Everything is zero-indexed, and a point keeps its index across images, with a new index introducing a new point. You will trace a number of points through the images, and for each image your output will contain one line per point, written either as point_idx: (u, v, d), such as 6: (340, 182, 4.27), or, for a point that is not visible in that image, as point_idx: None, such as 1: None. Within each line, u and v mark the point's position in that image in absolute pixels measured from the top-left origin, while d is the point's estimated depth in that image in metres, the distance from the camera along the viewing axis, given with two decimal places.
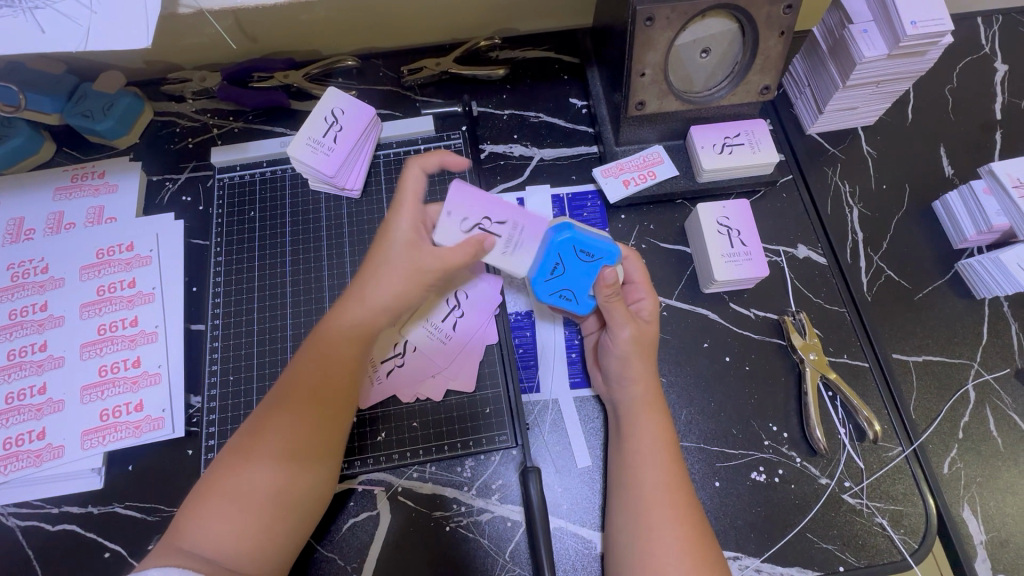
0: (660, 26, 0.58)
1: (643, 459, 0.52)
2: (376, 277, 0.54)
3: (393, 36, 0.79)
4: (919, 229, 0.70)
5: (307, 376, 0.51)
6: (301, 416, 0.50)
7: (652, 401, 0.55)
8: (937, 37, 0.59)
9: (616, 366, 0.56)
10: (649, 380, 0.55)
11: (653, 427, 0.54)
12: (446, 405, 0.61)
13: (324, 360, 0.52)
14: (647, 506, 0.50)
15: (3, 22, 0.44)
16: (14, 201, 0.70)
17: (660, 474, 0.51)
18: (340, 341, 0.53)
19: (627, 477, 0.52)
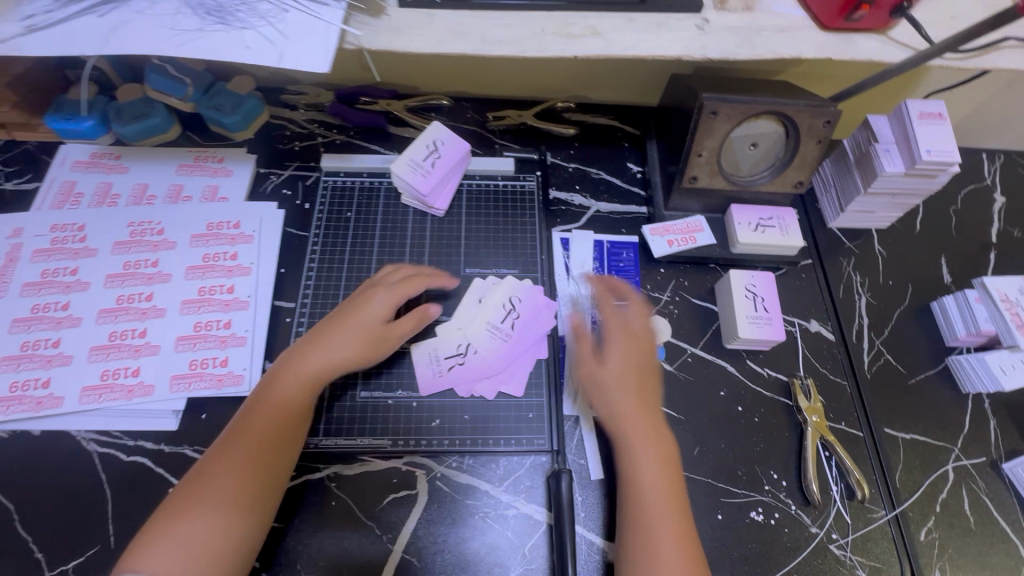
0: (722, 118, 0.70)
1: (644, 484, 0.58)
2: (334, 346, 0.63)
3: (485, 86, 0.92)
4: (917, 324, 0.80)
5: (249, 437, 0.57)
6: (257, 447, 0.57)
7: (649, 426, 0.61)
8: (946, 165, 0.70)
9: (603, 382, 0.63)
10: (639, 405, 0.62)
11: (648, 452, 0.60)
12: (496, 405, 0.69)
13: (268, 417, 0.59)
14: (648, 526, 0.56)
15: (217, 35, 0.56)
16: (143, 170, 0.81)
17: (659, 497, 0.58)
18: (290, 391, 0.60)
19: (630, 502, 0.58)
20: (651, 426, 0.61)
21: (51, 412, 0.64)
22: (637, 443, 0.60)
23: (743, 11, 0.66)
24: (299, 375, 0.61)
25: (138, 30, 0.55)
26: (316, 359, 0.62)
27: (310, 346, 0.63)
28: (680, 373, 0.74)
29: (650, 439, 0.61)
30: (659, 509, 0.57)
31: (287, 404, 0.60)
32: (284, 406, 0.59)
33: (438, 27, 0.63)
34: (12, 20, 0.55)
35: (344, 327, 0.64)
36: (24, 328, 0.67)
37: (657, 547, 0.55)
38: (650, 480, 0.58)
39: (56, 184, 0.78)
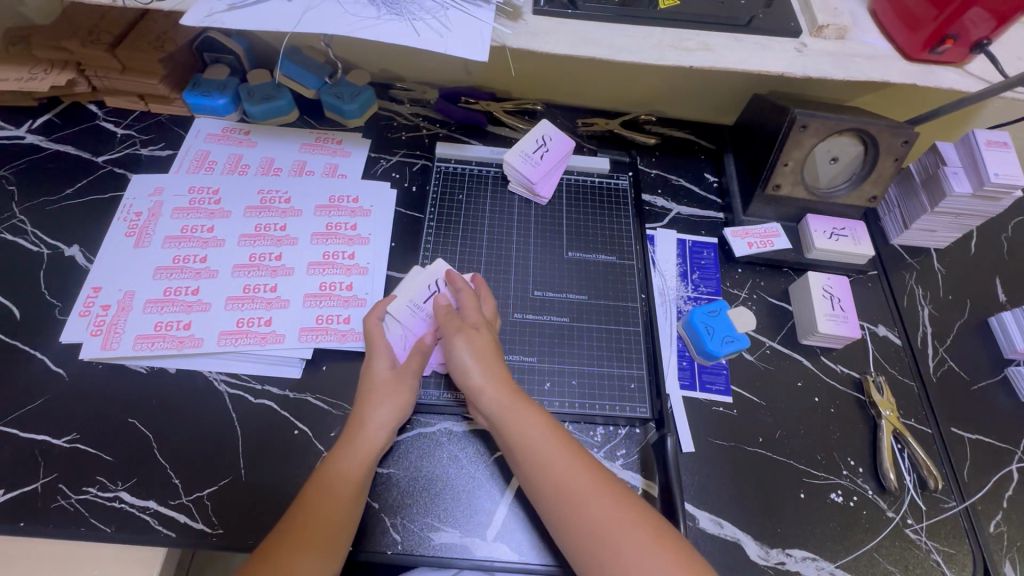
0: (810, 131, 0.77)
1: (537, 446, 0.59)
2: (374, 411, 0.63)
3: (575, 95, 1.00)
4: (976, 336, 0.85)
5: (317, 509, 0.57)
6: (328, 514, 0.57)
7: (502, 386, 0.63)
8: (1012, 188, 0.77)
9: (496, 397, 0.62)
10: (486, 367, 0.64)
11: (523, 411, 0.62)
12: (601, 373, 0.73)
13: (332, 490, 0.58)
14: (560, 480, 0.57)
15: (391, 23, 0.63)
16: (270, 145, 0.88)
17: (553, 449, 0.59)
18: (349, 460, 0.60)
19: (534, 469, 0.59)
20: (512, 385, 0.64)
21: (191, 351, 0.69)
22: (514, 410, 0.62)
23: (836, 39, 0.75)
24: (360, 442, 0.62)
25: (325, 14, 0.63)
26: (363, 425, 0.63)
27: (362, 411, 0.64)
28: (759, 363, 0.79)
29: (517, 401, 0.63)
30: (560, 464, 0.58)
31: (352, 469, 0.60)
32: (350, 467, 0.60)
33: (569, 33, 0.71)
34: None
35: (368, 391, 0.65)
36: (167, 275, 0.73)
37: (578, 493, 0.56)
38: (543, 439, 0.60)
39: (192, 152, 0.86)
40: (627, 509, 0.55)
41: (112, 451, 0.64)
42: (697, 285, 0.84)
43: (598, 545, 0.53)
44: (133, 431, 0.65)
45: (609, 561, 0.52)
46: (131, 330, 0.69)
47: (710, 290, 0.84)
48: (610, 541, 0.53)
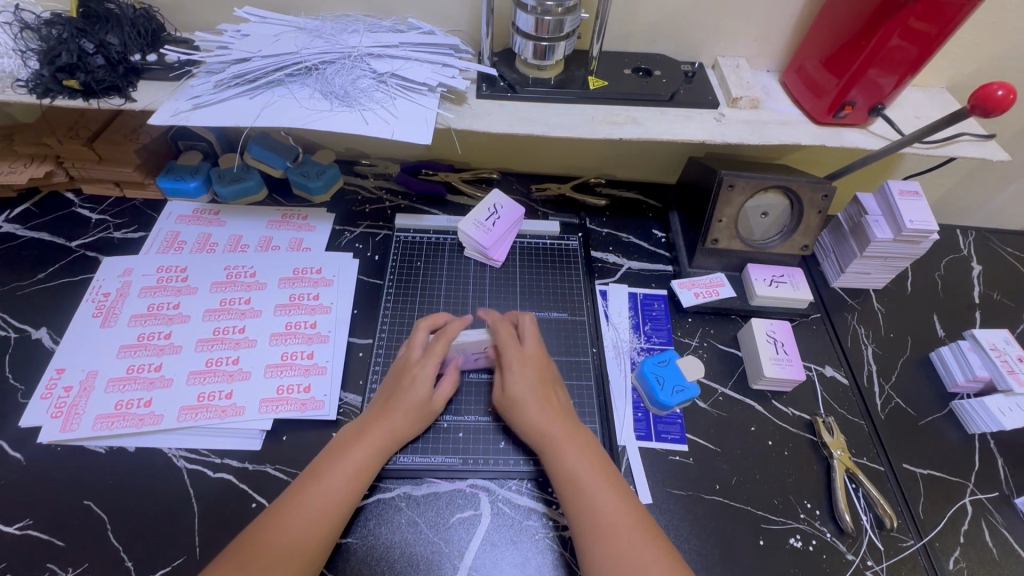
0: (737, 190, 0.84)
1: (583, 477, 0.64)
2: (345, 458, 0.65)
3: (528, 163, 1.08)
4: (920, 372, 0.89)
5: (294, 518, 0.59)
6: (300, 528, 0.59)
7: (555, 422, 0.69)
8: (927, 233, 0.84)
9: (546, 421, 0.68)
10: (539, 398, 0.70)
11: (573, 441, 0.67)
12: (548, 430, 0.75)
13: (310, 509, 0.60)
14: (595, 507, 0.61)
15: (343, 114, 0.70)
16: (239, 223, 0.93)
17: (595, 479, 0.64)
18: (333, 482, 0.63)
19: (573, 494, 0.63)
20: (565, 421, 0.69)
21: (151, 428, 0.70)
22: (562, 442, 0.67)
23: (751, 109, 0.83)
24: (321, 490, 0.62)
25: (282, 109, 0.70)
26: (324, 474, 0.63)
27: (331, 456, 0.65)
28: (713, 410, 0.81)
29: (569, 435, 0.68)
30: (601, 494, 0.62)
31: (312, 513, 0.60)
32: (310, 511, 0.60)
33: (509, 113, 0.79)
34: (182, 100, 0.70)
35: (397, 404, 0.69)
36: (131, 353, 0.75)
37: (613, 526, 0.60)
38: (587, 470, 0.64)
39: (162, 233, 0.90)
40: (656, 549, 0.58)
41: (65, 535, 0.64)
42: (649, 336, 0.87)
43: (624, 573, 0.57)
44: (89, 513, 0.65)
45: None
46: (92, 410, 0.71)
47: (662, 340, 0.87)
48: (633, 574, 0.56)
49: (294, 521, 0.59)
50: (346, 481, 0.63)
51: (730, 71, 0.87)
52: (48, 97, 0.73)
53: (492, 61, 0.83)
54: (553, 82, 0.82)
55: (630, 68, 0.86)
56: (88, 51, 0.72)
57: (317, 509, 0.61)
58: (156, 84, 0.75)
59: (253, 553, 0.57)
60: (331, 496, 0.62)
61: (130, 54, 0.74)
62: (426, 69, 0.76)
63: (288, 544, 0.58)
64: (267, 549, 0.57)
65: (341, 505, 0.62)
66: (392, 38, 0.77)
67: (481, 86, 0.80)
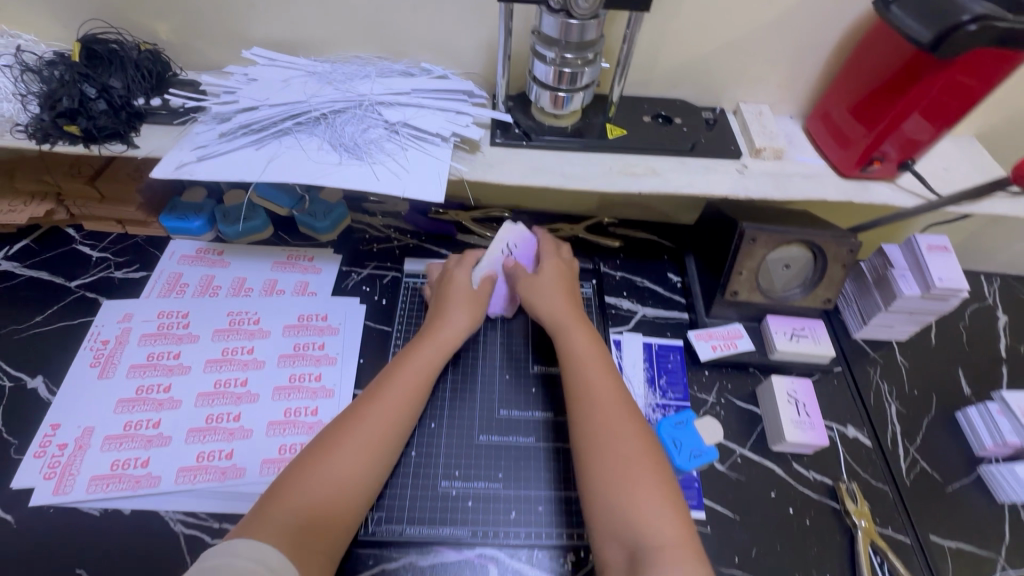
0: (760, 242, 0.81)
1: (591, 382, 0.70)
2: (392, 387, 0.68)
3: (540, 201, 1.05)
4: (946, 434, 0.85)
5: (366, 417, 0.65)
6: (372, 432, 0.64)
7: (569, 313, 0.78)
8: (956, 292, 0.81)
9: (577, 322, 0.78)
10: (573, 309, 0.79)
11: (606, 357, 0.74)
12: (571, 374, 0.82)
13: (381, 412, 0.66)
14: (637, 421, 0.67)
15: (353, 167, 0.68)
16: (243, 264, 0.90)
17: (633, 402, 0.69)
18: (396, 391, 0.68)
19: (618, 411, 0.67)
20: (580, 329, 0.77)
21: (148, 491, 0.67)
22: (569, 333, 0.76)
23: (774, 159, 0.80)
24: (369, 421, 0.64)
25: (289, 162, 0.67)
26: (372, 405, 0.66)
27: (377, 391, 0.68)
28: (731, 473, 0.78)
29: (578, 328, 0.77)
30: (613, 416, 0.67)
31: (362, 442, 0.63)
32: (362, 437, 0.63)
33: (524, 163, 0.76)
34: (187, 149, 0.68)
35: (430, 337, 0.75)
36: (129, 408, 0.73)
37: (651, 448, 0.64)
38: (597, 390, 0.69)
39: (164, 275, 0.88)
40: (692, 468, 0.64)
41: None
42: (665, 391, 0.84)
43: (627, 482, 0.61)
44: None
45: (631, 503, 0.59)
46: (88, 470, 0.68)
47: (678, 395, 0.84)
48: (671, 486, 0.62)
49: (367, 426, 0.64)
50: (392, 418, 0.66)
51: (752, 119, 0.84)
52: (48, 142, 0.71)
53: (507, 107, 0.81)
54: (570, 130, 0.80)
55: (649, 114, 0.83)
56: (90, 96, 0.69)
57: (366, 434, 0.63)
58: (159, 128, 0.73)
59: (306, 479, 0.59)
60: (380, 425, 0.65)
61: (133, 99, 0.72)
62: (439, 117, 0.73)
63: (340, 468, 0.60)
64: (335, 458, 0.61)
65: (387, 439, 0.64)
66: (403, 84, 0.75)
67: (495, 133, 0.77)
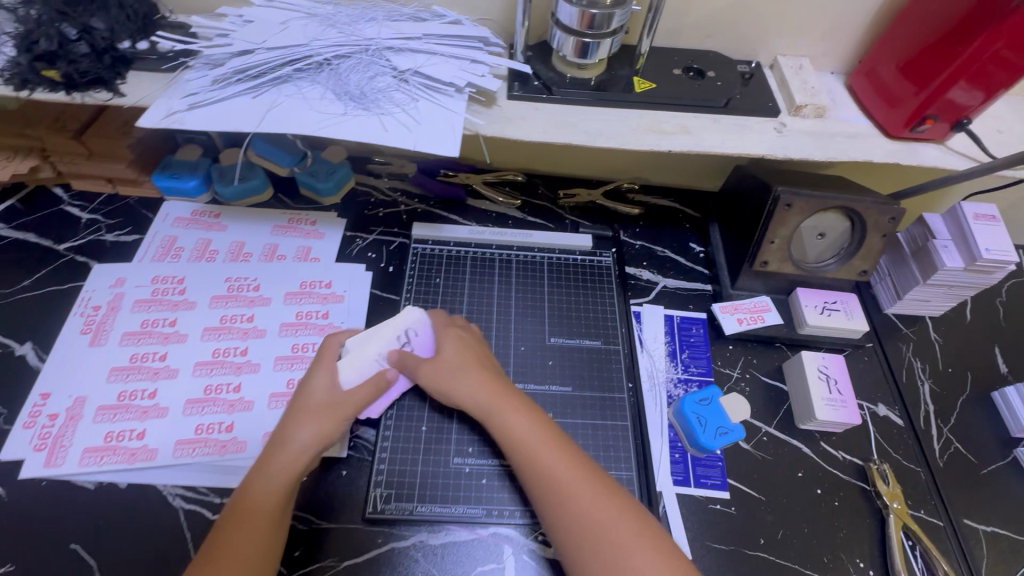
0: (795, 209, 0.76)
1: (529, 440, 0.60)
2: (250, 494, 0.57)
3: (555, 165, 0.99)
4: (982, 414, 0.81)
5: (228, 545, 0.54)
6: (238, 553, 0.53)
7: (490, 385, 0.65)
8: (1003, 264, 0.75)
9: (491, 401, 0.64)
10: (483, 378, 0.65)
11: (519, 418, 0.62)
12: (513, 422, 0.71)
13: (246, 525, 0.55)
14: (567, 499, 0.56)
15: (359, 118, 0.62)
16: (241, 227, 0.85)
17: (560, 465, 0.58)
18: (259, 497, 0.57)
19: (545, 491, 0.58)
20: (502, 387, 0.65)
21: (143, 464, 0.64)
22: (500, 403, 0.63)
23: (816, 118, 0.74)
24: (243, 516, 0.56)
25: (289, 112, 0.61)
26: (258, 481, 0.58)
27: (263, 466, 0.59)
28: (757, 452, 0.74)
29: (507, 399, 0.64)
30: (557, 467, 0.58)
31: (252, 525, 0.55)
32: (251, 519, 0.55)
33: (545, 118, 0.70)
34: (177, 97, 0.62)
35: (312, 407, 0.63)
36: (122, 377, 0.69)
37: (596, 523, 0.55)
38: (539, 443, 0.60)
39: (159, 238, 0.82)
40: (642, 532, 0.55)
41: None
42: (688, 365, 0.80)
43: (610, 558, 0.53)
44: (76, 559, 0.59)
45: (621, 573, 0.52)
46: (80, 442, 0.64)
47: (702, 370, 0.80)
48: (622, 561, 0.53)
49: (232, 548, 0.54)
50: (269, 498, 0.57)
51: (792, 73, 0.77)
52: (26, 89, 0.64)
53: (526, 57, 0.74)
54: (593, 84, 0.73)
55: (679, 67, 0.76)
56: (71, 37, 0.63)
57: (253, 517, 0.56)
58: (146, 75, 0.67)
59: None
60: (268, 499, 0.57)
61: (119, 41, 0.65)
62: (452, 65, 0.67)
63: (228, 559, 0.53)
64: None
65: (279, 511, 0.57)
66: (414, 29, 0.68)
67: (513, 85, 0.71)
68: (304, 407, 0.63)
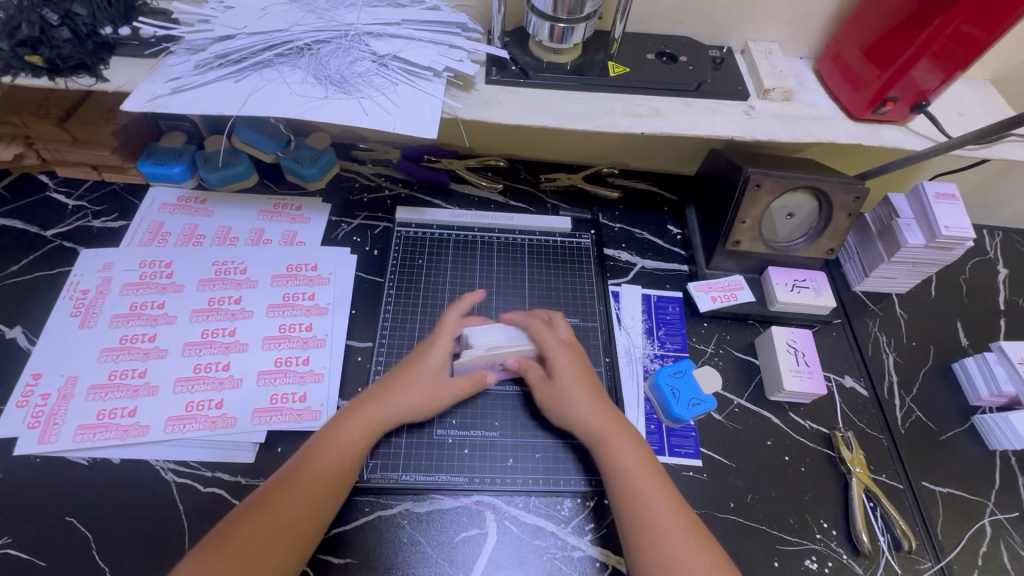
0: (764, 189, 0.79)
1: (636, 471, 0.62)
2: (323, 456, 0.61)
3: (536, 150, 1.01)
4: (942, 385, 0.85)
5: (294, 493, 0.58)
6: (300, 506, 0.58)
7: (605, 414, 0.67)
8: (962, 240, 0.79)
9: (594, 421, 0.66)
10: (584, 400, 0.67)
11: (621, 441, 0.65)
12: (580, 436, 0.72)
13: (317, 483, 0.59)
14: (648, 510, 0.59)
15: (339, 102, 0.64)
16: (227, 213, 0.87)
17: (648, 480, 0.62)
18: (328, 458, 0.61)
19: (627, 497, 0.61)
20: (616, 419, 0.67)
21: (136, 440, 0.66)
22: (616, 437, 0.65)
23: (783, 101, 0.77)
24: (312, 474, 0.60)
25: (270, 96, 0.63)
26: (326, 444, 0.62)
27: (332, 428, 0.63)
28: (728, 423, 0.78)
29: (622, 433, 0.66)
30: (655, 500, 0.60)
31: (314, 486, 0.59)
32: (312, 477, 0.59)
33: (522, 102, 0.72)
34: (160, 81, 0.63)
35: (398, 381, 0.67)
36: (113, 358, 0.71)
37: (667, 533, 0.58)
38: (636, 471, 0.62)
39: (144, 224, 0.84)
40: (702, 549, 0.58)
41: (47, 554, 0.60)
42: (663, 341, 0.83)
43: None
44: (72, 531, 0.61)
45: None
46: (73, 420, 0.66)
47: (676, 346, 0.83)
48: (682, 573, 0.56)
49: (292, 498, 0.58)
50: (337, 467, 0.61)
51: (761, 58, 0.79)
52: (9, 73, 0.65)
53: (503, 42, 0.76)
54: (569, 68, 0.75)
55: (653, 52, 0.79)
56: (52, 23, 0.64)
57: (315, 477, 0.59)
58: (130, 61, 0.68)
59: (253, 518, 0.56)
60: (327, 476, 0.60)
61: (100, 27, 0.66)
62: (430, 50, 0.69)
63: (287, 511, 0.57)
64: (257, 533, 0.55)
65: (342, 477, 0.61)
66: (393, 15, 0.70)
67: (491, 70, 0.73)
68: (387, 383, 0.67)
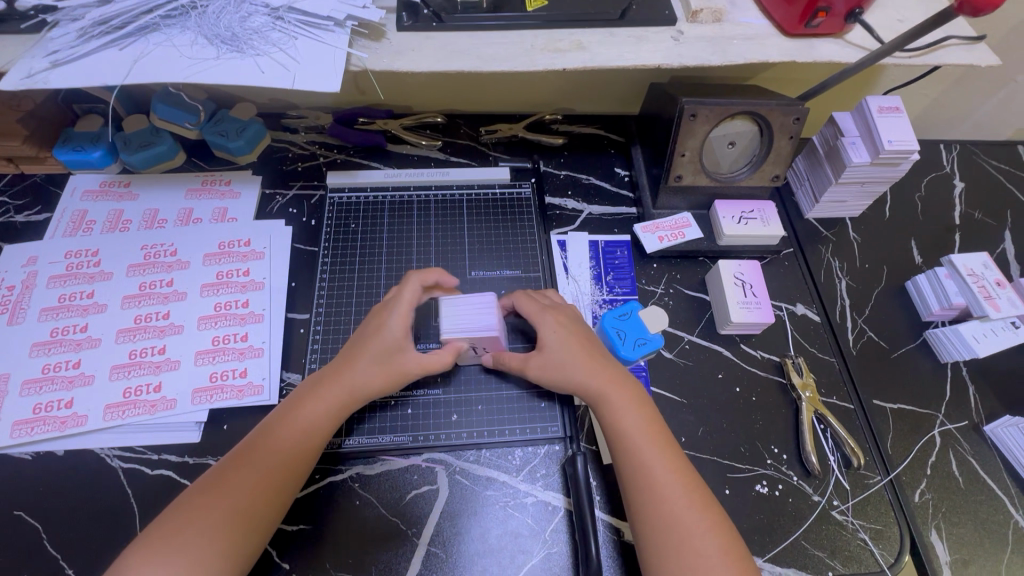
0: (700, 120, 0.76)
1: (629, 432, 0.62)
2: (296, 417, 0.61)
3: (474, 102, 0.97)
4: (895, 304, 0.85)
5: (264, 454, 0.59)
6: (268, 467, 0.58)
7: (593, 372, 0.65)
8: (907, 153, 0.76)
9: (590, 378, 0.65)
10: (578, 361, 0.66)
11: (620, 402, 0.63)
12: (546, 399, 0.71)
13: (286, 444, 0.60)
14: (642, 467, 0.60)
15: (234, 61, 0.60)
16: (154, 195, 0.84)
17: (643, 439, 0.61)
18: (299, 421, 0.61)
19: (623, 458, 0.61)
20: (606, 374, 0.65)
21: (75, 430, 0.65)
22: (609, 396, 0.64)
23: (713, 23, 0.73)
24: (280, 435, 0.60)
25: (159, 61, 0.59)
26: (291, 420, 0.61)
27: (291, 412, 0.62)
28: (679, 360, 0.78)
29: (617, 390, 0.64)
30: (654, 460, 0.60)
31: (270, 461, 0.59)
32: (269, 455, 0.59)
33: (435, 47, 0.68)
34: (40, 56, 0.59)
35: (364, 354, 0.65)
36: (45, 351, 0.70)
37: (659, 485, 0.58)
38: (633, 432, 0.62)
39: (68, 214, 0.81)
40: (693, 497, 0.58)
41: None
42: (612, 286, 0.82)
43: (665, 518, 0.57)
44: (20, 525, 0.61)
45: (682, 553, 0.55)
46: (9, 416, 0.66)
47: (626, 290, 0.82)
48: (677, 523, 0.56)
49: (263, 459, 0.58)
50: (308, 427, 0.61)
51: None
52: None
53: None
54: (485, 6, 0.70)
55: None
56: None
57: (274, 455, 0.59)
58: (9, 39, 0.62)
59: (219, 491, 0.56)
60: (301, 436, 0.61)
61: None
62: None
63: (245, 489, 0.57)
64: (226, 495, 0.56)
65: (302, 453, 0.60)
66: None
67: (402, 16, 0.69)
68: (355, 359, 0.65)
